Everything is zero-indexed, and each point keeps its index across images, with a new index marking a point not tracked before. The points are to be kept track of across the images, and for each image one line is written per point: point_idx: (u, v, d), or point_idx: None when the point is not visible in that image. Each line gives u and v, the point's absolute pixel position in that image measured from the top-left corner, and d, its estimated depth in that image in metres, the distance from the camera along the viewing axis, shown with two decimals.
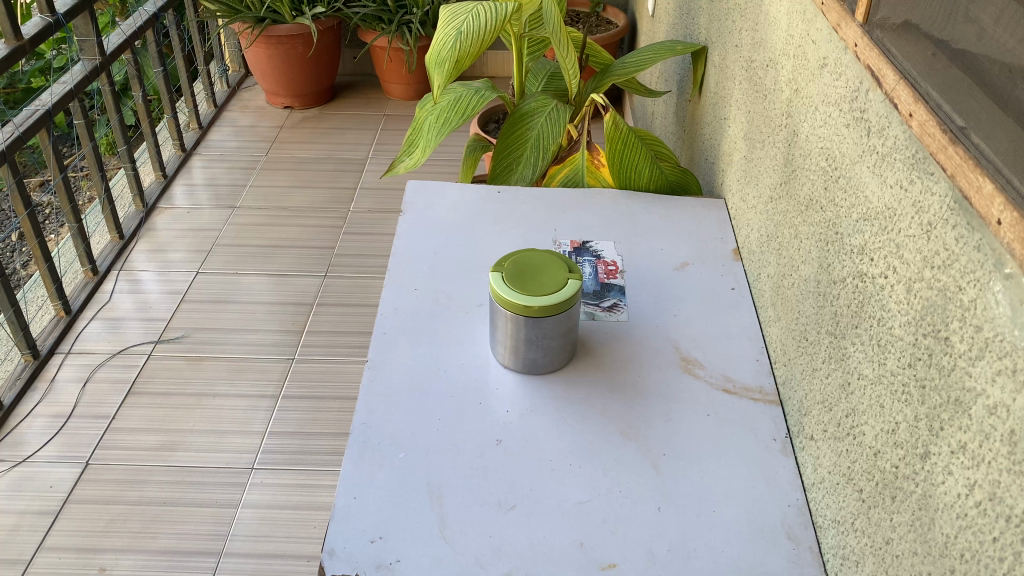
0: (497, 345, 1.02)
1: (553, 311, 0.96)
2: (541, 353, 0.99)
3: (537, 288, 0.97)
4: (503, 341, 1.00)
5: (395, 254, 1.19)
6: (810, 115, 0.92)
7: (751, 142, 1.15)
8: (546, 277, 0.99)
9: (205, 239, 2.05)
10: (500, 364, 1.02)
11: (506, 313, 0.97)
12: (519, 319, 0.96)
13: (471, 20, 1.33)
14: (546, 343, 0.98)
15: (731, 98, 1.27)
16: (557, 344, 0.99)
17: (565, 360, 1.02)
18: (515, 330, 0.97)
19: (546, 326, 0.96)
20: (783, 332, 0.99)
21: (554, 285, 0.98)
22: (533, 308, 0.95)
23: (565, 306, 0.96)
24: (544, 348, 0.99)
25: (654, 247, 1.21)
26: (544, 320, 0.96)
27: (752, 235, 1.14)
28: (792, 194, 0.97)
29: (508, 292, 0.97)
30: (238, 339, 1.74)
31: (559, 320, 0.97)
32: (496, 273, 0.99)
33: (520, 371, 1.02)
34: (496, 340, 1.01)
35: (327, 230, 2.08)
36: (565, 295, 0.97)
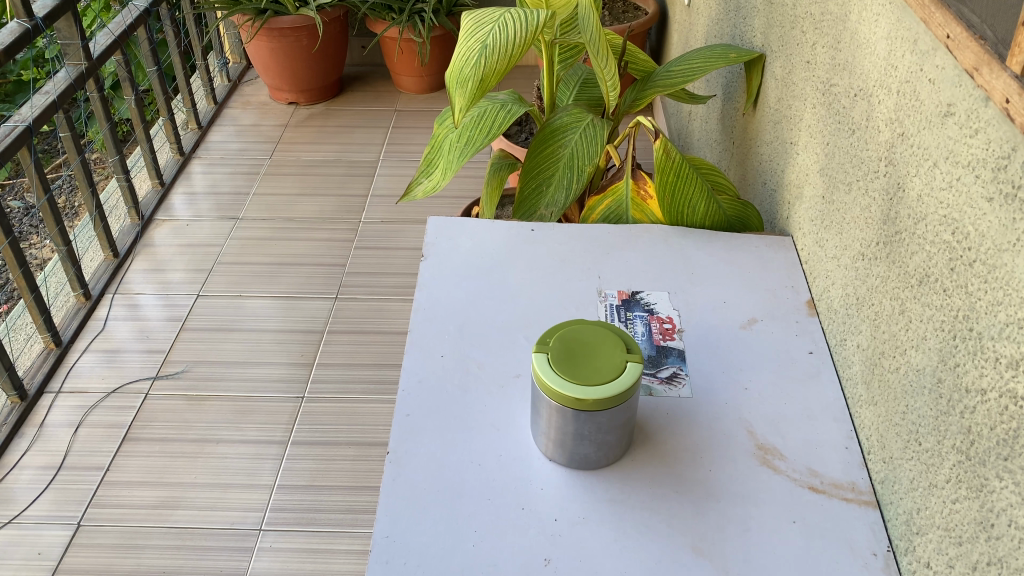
0: (540, 436, 0.87)
1: (608, 405, 0.80)
2: (593, 448, 0.84)
3: (590, 373, 0.82)
4: (549, 432, 0.85)
5: (418, 310, 1.04)
6: (923, 171, 0.76)
7: (831, 181, 0.99)
8: (600, 359, 0.83)
9: (206, 255, 1.90)
10: (544, 456, 0.88)
11: (552, 404, 0.82)
12: (569, 412, 0.81)
13: (499, 31, 1.16)
14: (601, 438, 0.83)
15: (801, 122, 1.10)
16: (613, 437, 0.84)
17: (621, 453, 0.87)
18: (564, 422, 0.82)
19: (600, 420, 0.81)
20: (881, 421, 0.84)
21: (611, 369, 0.82)
22: (587, 400, 0.80)
23: (624, 397, 0.81)
24: (598, 443, 0.84)
25: (715, 300, 1.06)
26: (598, 413, 0.81)
27: (833, 291, 0.98)
28: (896, 261, 0.81)
29: (555, 379, 0.81)
30: (243, 374, 1.59)
31: (616, 413, 0.81)
32: (540, 354, 0.84)
33: (567, 465, 0.87)
34: (539, 429, 0.86)
35: (337, 244, 1.92)
36: (625, 383, 0.81)
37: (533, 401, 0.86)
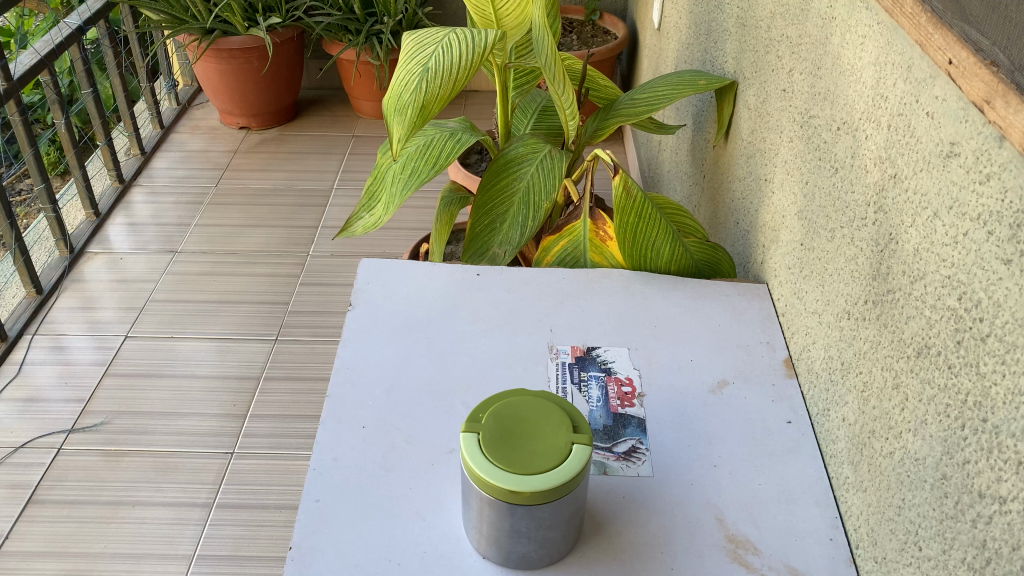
0: (470, 527, 0.73)
1: (551, 497, 0.67)
2: (532, 546, 0.71)
3: (528, 458, 0.69)
4: (480, 525, 0.71)
5: (339, 371, 0.91)
6: (920, 220, 0.64)
7: (811, 225, 0.87)
8: (540, 439, 0.70)
9: (139, 292, 1.75)
10: (475, 550, 0.74)
11: (483, 493, 0.69)
12: (503, 504, 0.68)
13: (441, 53, 1.04)
14: (543, 535, 0.70)
15: (777, 158, 0.98)
16: (557, 533, 0.71)
17: (568, 548, 0.74)
18: (496, 513, 0.69)
19: (540, 513, 0.68)
20: (872, 513, 0.71)
21: (552, 452, 0.69)
22: (523, 493, 0.67)
23: (570, 488, 0.68)
24: (539, 540, 0.71)
25: (680, 358, 0.93)
26: (537, 507, 0.68)
27: (814, 352, 0.85)
28: (889, 325, 0.69)
29: (485, 466, 0.68)
30: (169, 426, 1.44)
31: (559, 507, 0.68)
32: (470, 433, 0.71)
33: (503, 563, 0.73)
34: (468, 520, 0.73)
35: (281, 280, 1.78)
36: (570, 471, 0.68)
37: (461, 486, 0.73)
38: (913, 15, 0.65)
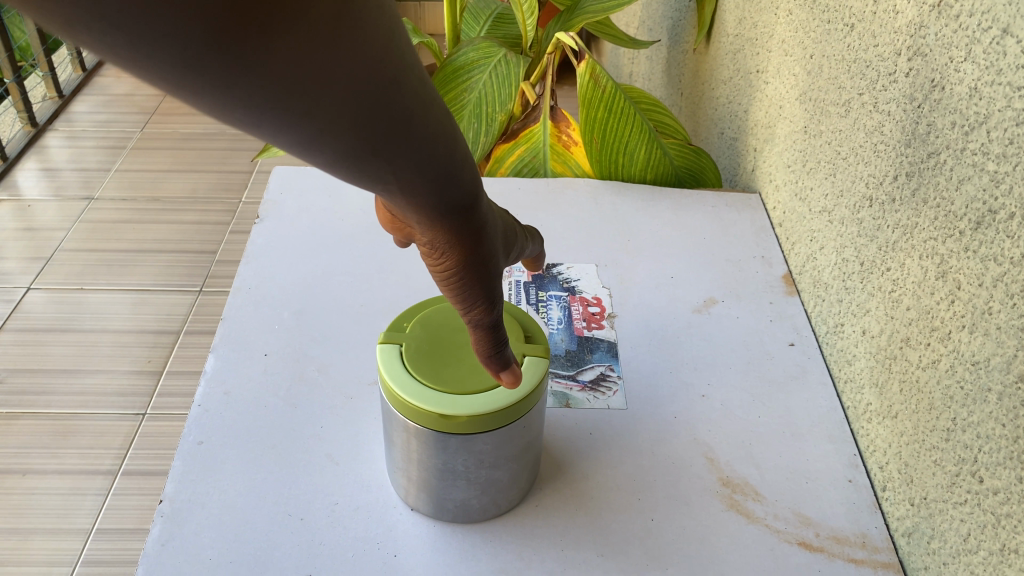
0: (392, 470, 0.57)
1: (494, 423, 0.51)
2: (472, 491, 0.55)
3: (465, 375, 0.52)
4: (405, 467, 0.55)
5: (239, 292, 0.73)
6: (980, 49, 0.48)
7: (817, 106, 0.71)
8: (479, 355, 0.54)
9: (48, 241, 1.55)
10: (401, 501, 0.58)
11: (403, 422, 0.52)
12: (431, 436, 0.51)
13: None
14: (486, 476, 0.54)
15: (771, 41, 0.83)
16: (504, 474, 0.55)
17: (520, 497, 0.58)
18: (423, 449, 0.53)
19: (480, 447, 0.52)
20: (907, 444, 0.56)
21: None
22: (456, 418, 0.50)
23: (521, 412, 0.51)
24: (482, 483, 0.54)
25: (657, 276, 0.77)
26: (477, 440, 0.51)
27: (823, 259, 0.70)
28: (930, 199, 0.53)
29: (406, 386, 0.51)
30: (71, 386, 1.26)
31: (504, 440, 0.52)
32: (389, 348, 0.54)
33: (436, 516, 0.57)
34: (389, 460, 0.57)
35: (209, 227, 1.60)
36: (521, 393, 0.51)
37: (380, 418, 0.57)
38: None
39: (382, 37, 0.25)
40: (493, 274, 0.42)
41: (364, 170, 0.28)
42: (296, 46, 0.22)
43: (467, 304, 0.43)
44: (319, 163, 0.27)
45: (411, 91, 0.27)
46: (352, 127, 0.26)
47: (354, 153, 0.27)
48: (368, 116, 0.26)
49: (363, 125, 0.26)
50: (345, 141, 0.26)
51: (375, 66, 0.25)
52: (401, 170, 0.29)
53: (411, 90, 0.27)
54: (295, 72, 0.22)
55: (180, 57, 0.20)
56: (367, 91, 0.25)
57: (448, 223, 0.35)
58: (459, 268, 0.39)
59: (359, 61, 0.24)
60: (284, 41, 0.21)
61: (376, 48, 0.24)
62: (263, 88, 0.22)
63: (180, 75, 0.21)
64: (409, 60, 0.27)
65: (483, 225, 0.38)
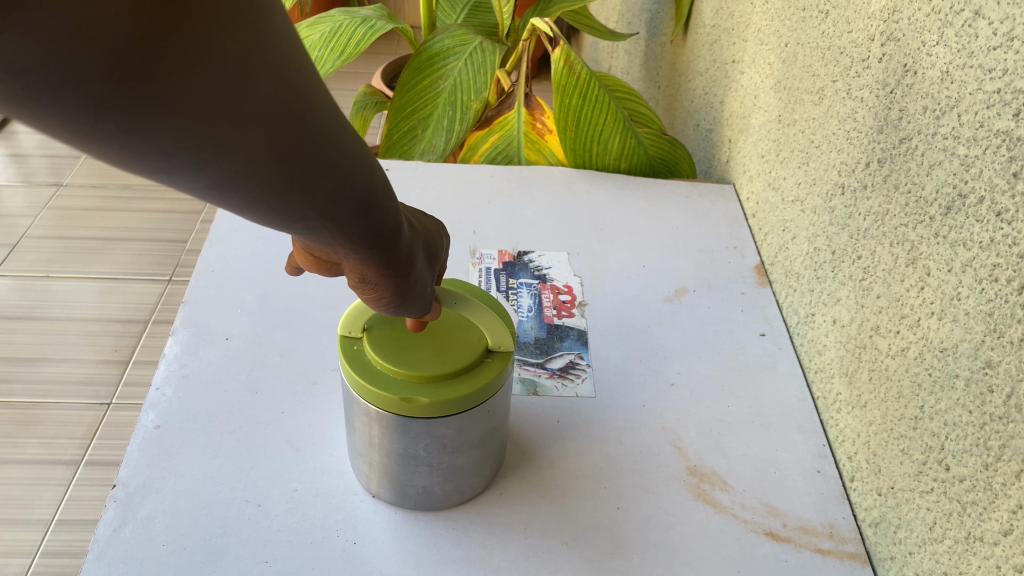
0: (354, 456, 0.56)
1: (456, 407, 0.50)
2: (435, 479, 0.53)
3: (429, 356, 0.51)
4: (367, 454, 0.54)
5: (202, 275, 0.72)
6: (953, 31, 0.48)
7: (791, 94, 0.71)
8: (440, 334, 0.52)
9: (12, 227, 1.52)
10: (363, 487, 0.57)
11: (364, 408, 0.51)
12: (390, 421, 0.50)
13: None
14: (448, 462, 0.53)
15: (747, 30, 0.82)
16: (469, 462, 0.53)
17: (485, 485, 0.57)
18: (383, 436, 0.51)
19: (442, 432, 0.51)
20: (876, 434, 0.55)
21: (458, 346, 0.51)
22: (416, 403, 0.48)
23: (484, 394, 0.50)
24: (444, 471, 0.53)
25: (630, 264, 0.76)
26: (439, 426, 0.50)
27: (795, 249, 0.69)
28: (902, 185, 0.53)
29: (365, 370, 0.50)
30: (33, 375, 1.23)
31: (467, 425, 0.51)
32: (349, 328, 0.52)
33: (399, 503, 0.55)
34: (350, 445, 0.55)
35: (180, 216, 1.57)
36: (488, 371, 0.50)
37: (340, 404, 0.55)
38: None
39: (271, 64, 0.25)
40: (418, 297, 0.41)
41: (277, 201, 0.28)
42: (184, 80, 0.22)
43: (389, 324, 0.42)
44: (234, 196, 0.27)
45: (314, 114, 0.27)
46: (256, 152, 0.26)
47: (271, 186, 0.27)
48: (270, 140, 0.26)
49: (263, 150, 0.26)
50: (260, 175, 0.27)
51: (265, 94, 0.25)
52: (313, 192, 0.29)
53: (312, 116, 0.27)
54: (190, 100, 0.23)
55: (76, 92, 0.21)
56: (265, 120, 0.25)
57: (362, 249, 0.34)
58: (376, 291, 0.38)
59: (249, 90, 0.24)
60: (173, 72, 0.22)
61: (264, 78, 0.25)
62: (155, 123, 0.22)
63: (74, 118, 0.21)
64: (310, 83, 0.27)
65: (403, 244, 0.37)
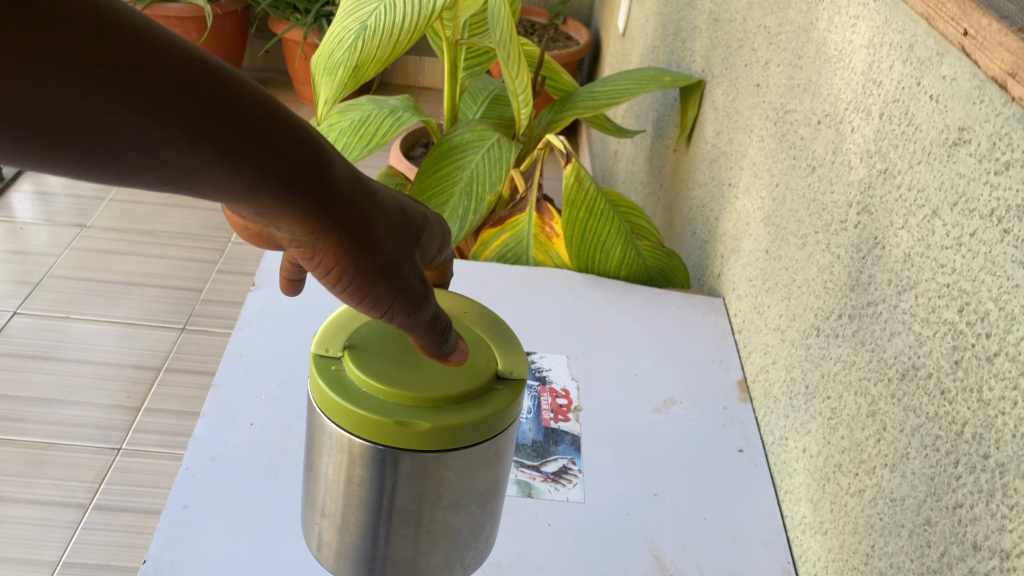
0: (320, 516, 0.52)
1: (462, 437, 0.45)
2: (416, 542, 0.50)
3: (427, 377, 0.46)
4: (340, 515, 0.50)
5: (231, 358, 0.78)
6: (913, 221, 0.55)
7: (778, 232, 0.78)
8: (440, 357, 0.48)
9: (36, 265, 1.58)
10: (329, 556, 0.53)
11: (340, 449, 0.46)
12: (379, 477, 0.46)
13: (384, 10, 0.92)
14: (449, 507, 0.49)
15: (744, 160, 0.90)
16: (458, 520, 0.51)
17: (465, 550, 0.53)
18: (366, 497, 0.48)
19: (446, 474, 0.47)
20: (833, 561, 0.61)
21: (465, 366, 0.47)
22: (416, 427, 0.44)
23: (492, 421, 0.46)
24: (446, 514, 0.49)
25: (624, 372, 0.83)
26: (441, 480, 0.47)
27: (774, 373, 0.76)
28: (866, 343, 0.59)
29: (353, 394, 0.45)
30: (48, 416, 1.29)
31: (469, 471, 0.47)
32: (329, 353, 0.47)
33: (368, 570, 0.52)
34: (317, 504, 0.52)
35: (197, 265, 1.63)
36: (505, 398, 0.47)
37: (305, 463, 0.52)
38: None
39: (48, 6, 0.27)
40: (390, 257, 0.40)
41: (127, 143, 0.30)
42: None
43: (390, 305, 0.41)
44: (147, 170, 0.31)
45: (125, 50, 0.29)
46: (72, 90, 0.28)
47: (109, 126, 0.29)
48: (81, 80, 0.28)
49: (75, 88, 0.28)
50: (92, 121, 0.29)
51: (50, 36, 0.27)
52: (161, 125, 0.30)
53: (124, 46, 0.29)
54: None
55: None
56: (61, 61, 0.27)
57: (256, 190, 0.34)
58: (350, 255, 0.39)
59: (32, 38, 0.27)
60: None
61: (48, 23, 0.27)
62: None
63: None
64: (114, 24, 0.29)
65: (306, 184, 0.36)
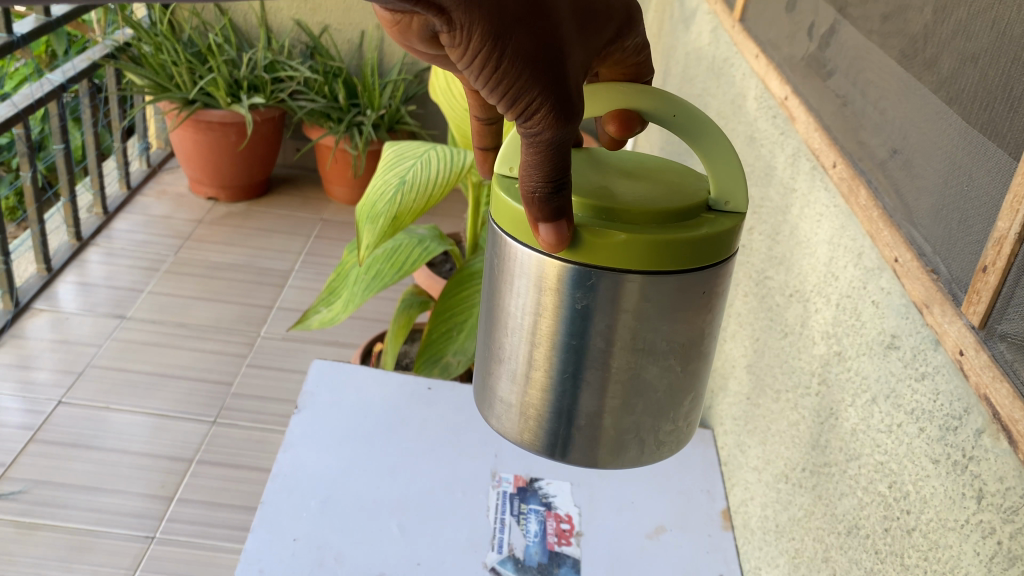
0: (506, 376, 0.55)
1: (685, 247, 0.48)
2: (606, 395, 0.53)
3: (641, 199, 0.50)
4: (527, 363, 0.54)
5: (276, 477, 0.89)
6: (858, 403, 0.67)
7: (757, 382, 0.90)
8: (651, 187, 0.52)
9: (79, 355, 1.71)
10: (507, 423, 0.57)
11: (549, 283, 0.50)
12: (581, 306, 0.50)
13: (419, 169, 1.13)
14: (662, 342, 0.52)
15: (731, 309, 1.02)
16: (655, 377, 0.53)
17: (663, 422, 0.56)
18: (559, 334, 0.52)
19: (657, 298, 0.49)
20: None
21: (678, 194, 0.51)
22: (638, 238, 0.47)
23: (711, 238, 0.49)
24: (655, 355, 0.52)
25: (620, 500, 0.93)
26: (644, 315, 0.50)
27: (752, 507, 0.87)
28: (823, 497, 0.70)
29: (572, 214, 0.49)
30: (89, 503, 1.39)
31: (678, 304, 0.50)
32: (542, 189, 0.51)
33: (555, 431, 0.55)
34: (503, 360, 0.55)
35: (228, 358, 1.76)
36: (723, 220, 0.50)
37: (488, 323, 0.56)
38: (865, 207, 0.69)
39: None
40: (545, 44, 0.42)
41: None
42: None
43: (540, 95, 0.42)
44: None
45: None
46: None
47: None
48: None
49: None
50: None
51: None
52: None
53: None
54: None
55: None
56: None
57: None
58: (505, 40, 0.41)
59: None
60: None
61: None
62: None
63: None
64: None
65: None
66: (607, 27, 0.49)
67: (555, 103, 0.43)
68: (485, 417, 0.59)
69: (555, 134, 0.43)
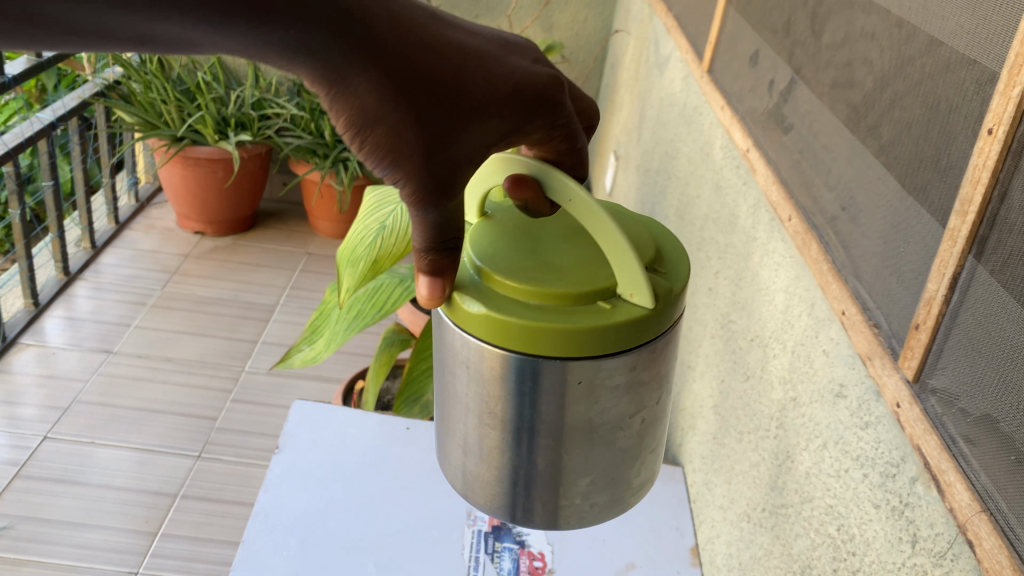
0: (458, 438, 0.59)
1: (567, 342, 0.51)
2: (545, 467, 0.57)
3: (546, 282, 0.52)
4: (476, 429, 0.58)
5: (257, 517, 0.92)
6: (811, 448, 0.70)
7: (722, 422, 0.93)
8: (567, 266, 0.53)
9: (65, 390, 1.73)
10: (462, 481, 0.62)
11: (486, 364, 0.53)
12: (519, 388, 0.53)
13: (399, 213, 1.16)
14: (596, 426, 0.56)
15: (699, 351, 1.06)
16: (595, 456, 0.57)
17: (602, 490, 0.60)
18: (506, 410, 0.55)
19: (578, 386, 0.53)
20: None
21: (583, 278, 0.52)
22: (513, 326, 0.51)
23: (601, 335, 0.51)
24: (592, 439, 0.56)
25: (592, 537, 0.96)
26: (570, 398, 0.53)
27: (718, 544, 0.90)
28: (780, 537, 0.74)
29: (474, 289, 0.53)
30: (73, 539, 1.41)
31: (602, 397, 0.54)
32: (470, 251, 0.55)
33: (509, 494, 0.59)
34: (457, 424, 0.59)
35: (214, 393, 1.78)
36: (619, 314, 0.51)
37: (440, 386, 0.60)
38: (818, 260, 0.73)
39: None
40: (443, 141, 0.45)
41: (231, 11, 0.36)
42: None
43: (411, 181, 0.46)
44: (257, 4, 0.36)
45: None
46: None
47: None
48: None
49: None
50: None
51: None
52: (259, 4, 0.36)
53: None
54: None
55: None
56: None
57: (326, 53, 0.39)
58: (399, 132, 0.44)
59: None
60: None
61: None
62: None
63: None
64: None
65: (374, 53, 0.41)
66: (538, 112, 0.50)
67: (426, 187, 0.46)
68: (444, 468, 0.64)
69: (427, 213, 0.47)
